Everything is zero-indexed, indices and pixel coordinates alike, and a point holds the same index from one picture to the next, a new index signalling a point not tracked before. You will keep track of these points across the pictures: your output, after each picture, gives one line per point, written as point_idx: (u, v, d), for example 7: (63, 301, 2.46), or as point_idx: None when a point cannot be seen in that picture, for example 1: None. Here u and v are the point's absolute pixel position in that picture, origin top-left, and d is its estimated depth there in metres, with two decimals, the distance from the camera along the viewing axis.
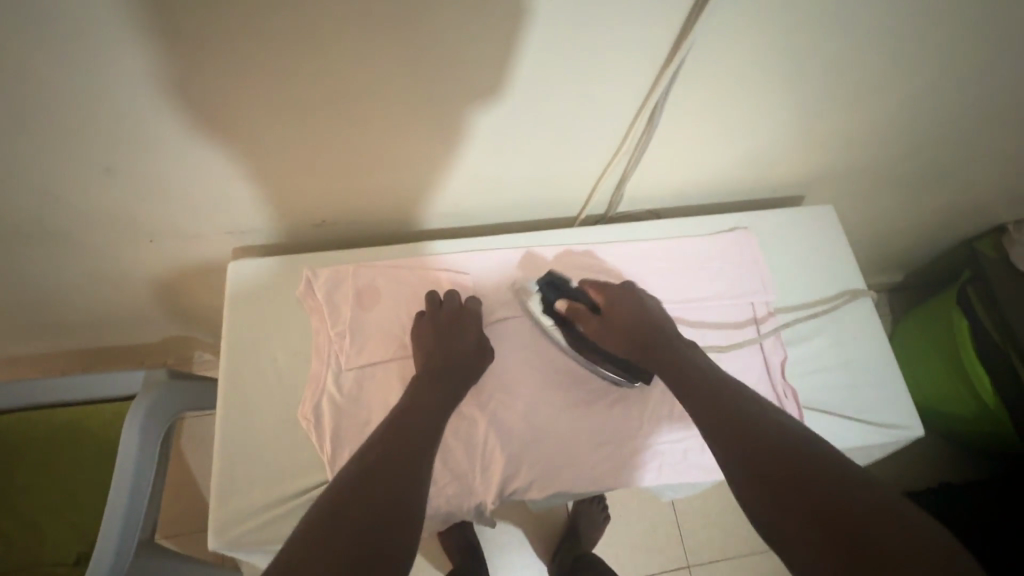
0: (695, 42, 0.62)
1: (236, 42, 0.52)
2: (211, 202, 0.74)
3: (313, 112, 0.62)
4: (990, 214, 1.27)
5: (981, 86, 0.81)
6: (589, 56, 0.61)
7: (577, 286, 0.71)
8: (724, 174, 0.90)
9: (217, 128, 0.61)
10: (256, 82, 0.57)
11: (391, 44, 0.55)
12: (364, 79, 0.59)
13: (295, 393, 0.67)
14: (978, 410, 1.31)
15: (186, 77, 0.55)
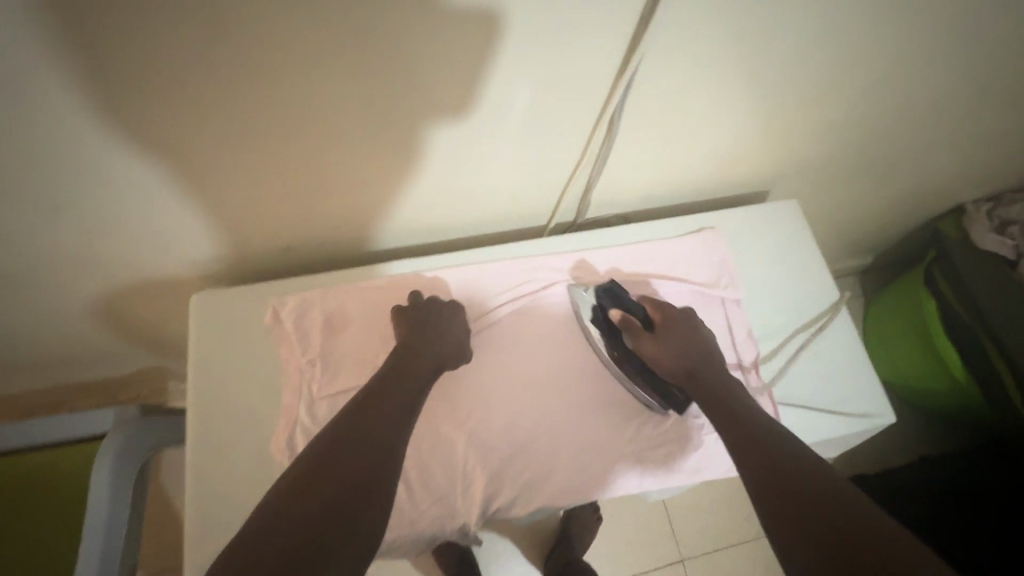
0: (647, 47, 0.62)
1: (193, 70, 0.51)
2: (176, 231, 0.72)
3: (269, 136, 0.61)
4: (950, 197, 1.30)
5: (929, 75, 0.83)
6: (546, 67, 0.61)
7: (634, 300, 0.71)
8: (690, 174, 0.91)
9: (182, 156, 0.60)
10: (220, 109, 0.56)
11: (353, 65, 0.55)
12: (327, 100, 0.58)
13: (261, 431, 0.65)
14: (949, 383, 1.35)
15: (146, 108, 0.54)
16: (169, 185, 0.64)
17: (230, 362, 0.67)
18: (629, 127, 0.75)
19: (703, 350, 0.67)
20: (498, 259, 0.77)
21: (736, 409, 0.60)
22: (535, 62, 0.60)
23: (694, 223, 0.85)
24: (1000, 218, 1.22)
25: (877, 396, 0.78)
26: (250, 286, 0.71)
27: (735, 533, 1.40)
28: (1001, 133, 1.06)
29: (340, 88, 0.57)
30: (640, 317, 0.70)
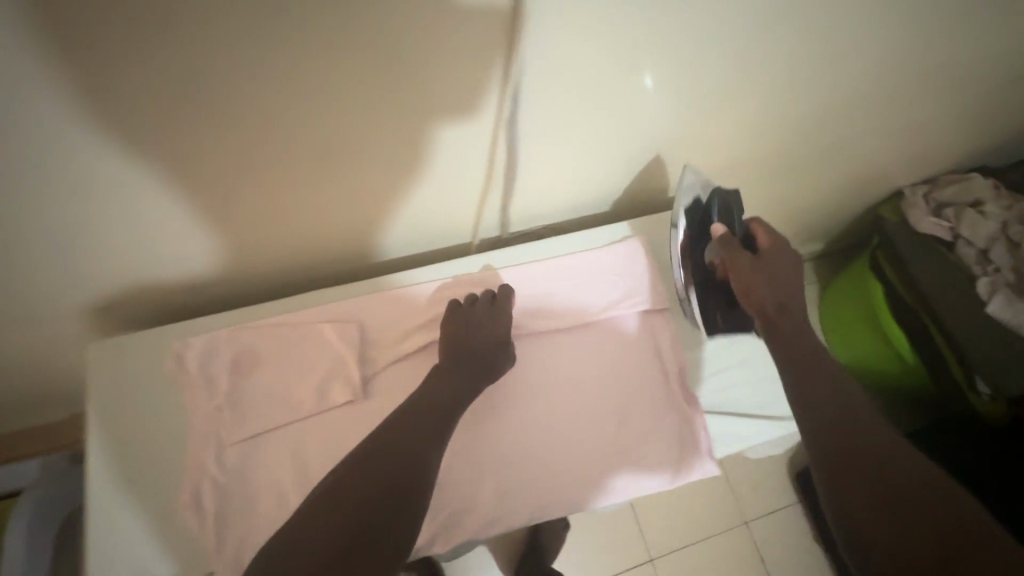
0: (527, 61, 0.57)
1: (166, 102, 0.48)
2: (135, 276, 0.68)
3: (184, 177, 0.56)
4: (889, 181, 1.31)
5: (843, 71, 0.82)
6: (431, 85, 0.56)
7: (744, 222, 0.73)
8: (614, 182, 0.86)
9: (153, 192, 0.57)
10: (205, 140, 0.53)
11: (338, 87, 0.52)
12: (300, 127, 0.55)
13: (168, 486, 0.62)
14: (897, 364, 1.37)
15: (119, 140, 0.50)
16: (132, 224, 0.60)
17: (134, 415, 0.64)
18: (538, 144, 0.71)
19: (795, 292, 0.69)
20: (415, 285, 0.73)
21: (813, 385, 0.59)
22: (412, 86, 0.55)
23: (618, 232, 0.82)
24: (936, 201, 1.24)
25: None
26: (150, 333, 0.67)
27: (703, 529, 1.40)
28: (924, 119, 1.08)
29: (306, 116, 0.54)
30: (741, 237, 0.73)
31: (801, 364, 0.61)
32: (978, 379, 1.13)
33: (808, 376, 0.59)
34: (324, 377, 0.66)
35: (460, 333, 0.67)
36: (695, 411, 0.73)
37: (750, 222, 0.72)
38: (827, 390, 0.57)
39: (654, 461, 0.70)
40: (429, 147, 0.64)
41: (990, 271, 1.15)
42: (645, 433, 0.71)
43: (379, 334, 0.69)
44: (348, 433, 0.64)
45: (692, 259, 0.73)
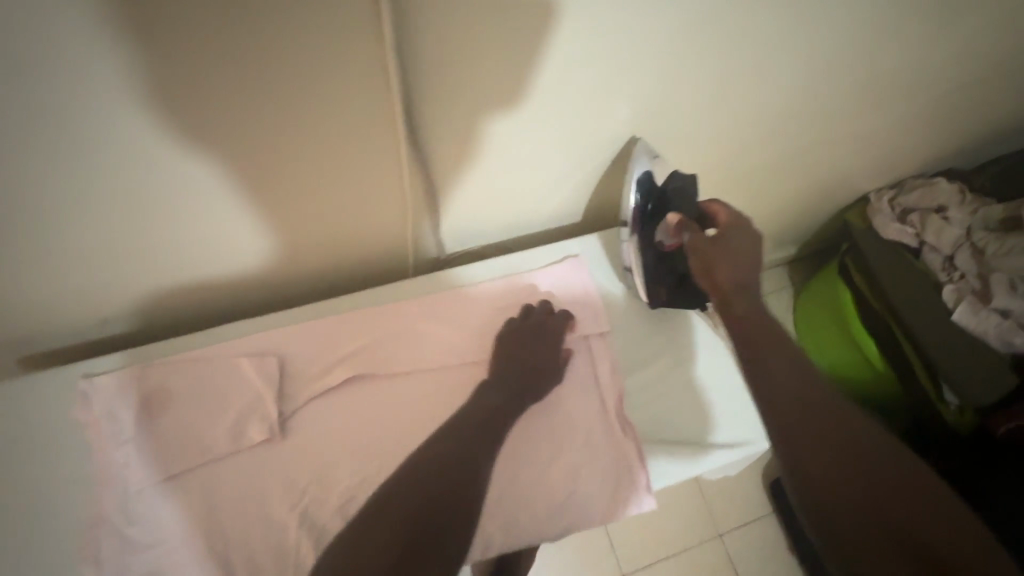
0: (402, 62, 0.50)
1: (141, 109, 0.46)
2: (99, 294, 0.65)
3: (209, 175, 0.55)
4: (855, 186, 1.29)
5: (795, 79, 0.79)
6: (320, 94, 0.51)
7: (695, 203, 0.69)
8: (560, 202, 0.81)
9: (126, 201, 0.55)
10: (186, 151, 0.51)
11: (311, 103, 0.51)
12: (266, 143, 0.54)
13: (67, 538, 0.58)
14: (870, 372, 1.34)
15: (95, 148, 0.48)
16: (99, 236, 0.57)
17: (37, 460, 0.60)
18: (455, 172, 0.66)
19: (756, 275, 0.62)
20: (337, 314, 0.70)
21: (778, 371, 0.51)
22: (298, 104, 0.51)
23: (560, 253, 0.78)
24: (901, 206, 1.22)
25: (745, 422, 0.72)
26: (62, 369, 0.64)
27: (676, 542, 1.32)
28: (884, 120, 1.05)
29: (268, 134, 0.53)
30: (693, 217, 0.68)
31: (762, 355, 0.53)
32: (947, 388, 1.12)
33: (770, 368, 0.51)
34: (239, 414, 0.62)
35: (514, 350, 0.68)
36: (632, 444, 0.67)
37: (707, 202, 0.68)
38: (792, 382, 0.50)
39: (586, 499, 0.65)
40: (451, 146, 0.62)
41: (956, 279, 1.11)
42: (576, 469, 0.66)
43: (301, 367, 0.66)
44: (263, 474, 0.61)
45: (643, 238, 0.71)
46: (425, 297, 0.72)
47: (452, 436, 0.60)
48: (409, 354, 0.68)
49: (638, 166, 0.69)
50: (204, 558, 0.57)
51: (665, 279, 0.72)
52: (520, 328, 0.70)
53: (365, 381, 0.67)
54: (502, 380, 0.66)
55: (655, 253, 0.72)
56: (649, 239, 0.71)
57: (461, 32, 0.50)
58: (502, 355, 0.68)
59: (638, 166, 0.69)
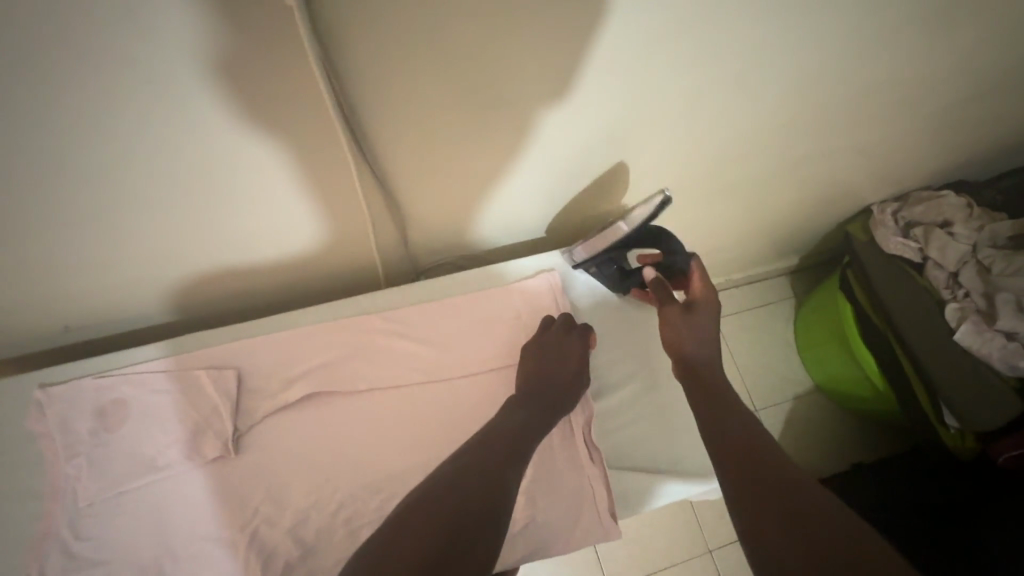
0: (343, 65, 0.49)
1: (58, 102, 0.45)
2: (38, 293, 0.63)
3: (167, 165, 0.54)
4: (857, 197, 1.24)
5: (777, 84, 0.76)
6: (265, 93, 0.49)
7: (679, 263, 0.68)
8: (534, 209, 0.79)
9: (71, 198, 0.53)
10: (118, 146, 0.50)
11: (252, 107, 0.50)
12: (200, 140, 0.52)
13: (15, 549, 0.57)
14: (870, 389, 1.30)
15: (17, 141, 0.47)
16: (31, 232, 0.56)
17: None
18: (409, 177, 0.65)
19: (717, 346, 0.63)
20: (299, 327, 0.68)
21: (725, 418, 0.53)
22: (229, 108, 0.50)
23: (534, 266, 0.76)
24: (905, 219, 1.17)
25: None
26: (19, 375, 0.63)
27: (664, 558, 1.29)
28: (882, 130, 1.01)
29: (201, 132, 0.51)
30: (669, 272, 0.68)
31: (716, 406, 0.55)
32: (946, 411, 1.08)
33: (714, 415, 0.54)
34: (194, 430, 0.61)
35: (535, 361, 0.66)
36: (598, 471, 0.65)
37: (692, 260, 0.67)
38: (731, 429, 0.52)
39: (547, 528, 0.62)
40: (420, 145, 0.61)
41: (960, 297, 1.06)
42: (538, 496, 0.63)
43: (261, 382, 0.65)
44: (215, 491, 0.59)
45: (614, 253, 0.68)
46: (391, 311, 0.70)
47: (495, 436, 0.57)
48: (371, 368, 0.67)
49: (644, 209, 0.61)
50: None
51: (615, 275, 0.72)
52: (542, 340, 0.68)
53: (323, 395, 0.65)
54: (525, 390, 0.63)
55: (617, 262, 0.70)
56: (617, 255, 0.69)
57: (404, 36, 0.48)
58: (525, 366, 0.66)
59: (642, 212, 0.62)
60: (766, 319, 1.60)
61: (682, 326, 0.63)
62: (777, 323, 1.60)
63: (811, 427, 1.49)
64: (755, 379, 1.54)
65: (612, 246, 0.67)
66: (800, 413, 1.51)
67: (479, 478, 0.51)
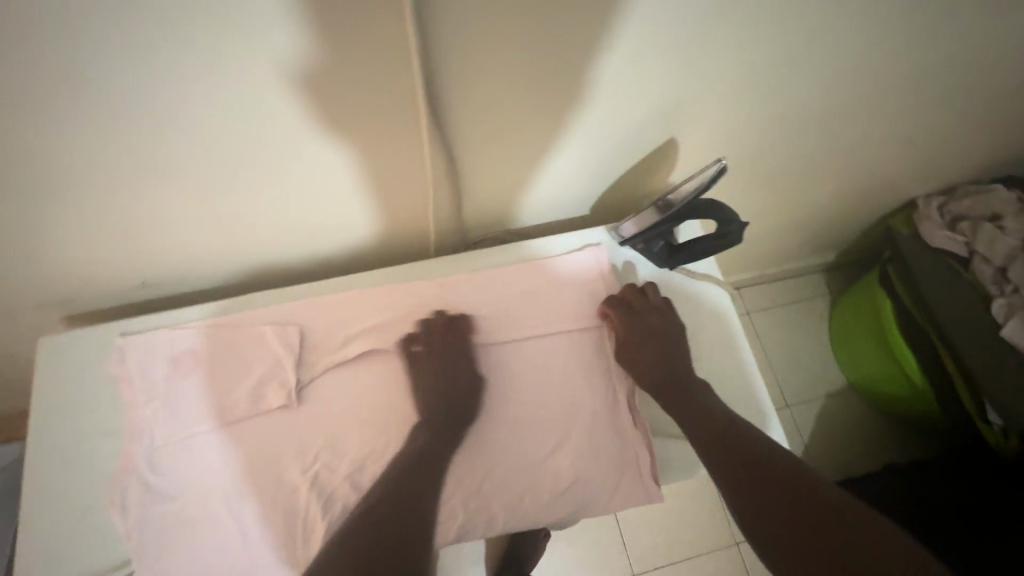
0: (423, 38, 0.51)
1: (163, 67, 0.47)
2: (120, 252, 0.68)
3: (244, 136, 0.57)
4: (902, 191, 1.22)
5: (831, 67, 0.76)
6: (343, 66, 0.51)
7: (728, 239, 0.67)
8: (579, 185, 0.81)
9: (155, 160, 0.57)
10: (208, 109, 0.53)
11: (328, 77, 0.52)
12: (282, 110, 0.55)
13: (101, 481, 0.62)
14: (908, 387, 1.27)
15: (119, 103, 0.50)
16: (116, 193, 0.59)
17: (73, 410, 0.64)
18: (469, 148, 0.67)
19: (665, 356, 0.68)
20: (356, 290, 0.71)
21: (704, 420, 0.62)
22: (316, 80, 0.52)
23: (580, 240, 0.77)
24: (951, 213, 1.16)
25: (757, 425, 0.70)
26: (100, 325, 0.68)
27: (691, 546, 1.30)
28: (933, 120, 1.00)
29: (284, 103, 0.54)
30: (718, 243, 0.68)
31: (698, 415, 0.63)
32: (989, 408, 1.05)
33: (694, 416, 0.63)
34: (259, 381, 0.64)
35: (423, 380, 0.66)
36: (641, 437, 0.67)
37: (742, 233, 0.65)
38: (714, 429, 0.61)
39: (590, 488, 0.65)
40: (483, 117, 0.63)
41: (1008, 292, 1.05)
42: (584, 458, 0.65)
43: (321, 339, 0.68)
44: (281, 437, 0.63)
45: (662, 223, 0.68)
46: (441, 279, 0.73)
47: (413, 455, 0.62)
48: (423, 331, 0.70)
49: (705, 178, 0.61)
50: (221, 512, 0.60)
51: (662, 242, 0.73)
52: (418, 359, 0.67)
53: (378, 354, 0.68)
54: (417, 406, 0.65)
55: (662, 230, 0.70)
56: (664, 225, 0.69)
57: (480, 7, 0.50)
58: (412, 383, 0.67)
59: (702, 180, 0.62)
60: (801, 314, 1.59)
61: (630, 328, 0.69)
62: (812, 319, 1.58)
63: (840, 425, 1.47)
64: (787, 374, 1.53)
65: (663, 214, 0.66)
66: (831, 411, 1.49)
67: (409, 490, 0.60)
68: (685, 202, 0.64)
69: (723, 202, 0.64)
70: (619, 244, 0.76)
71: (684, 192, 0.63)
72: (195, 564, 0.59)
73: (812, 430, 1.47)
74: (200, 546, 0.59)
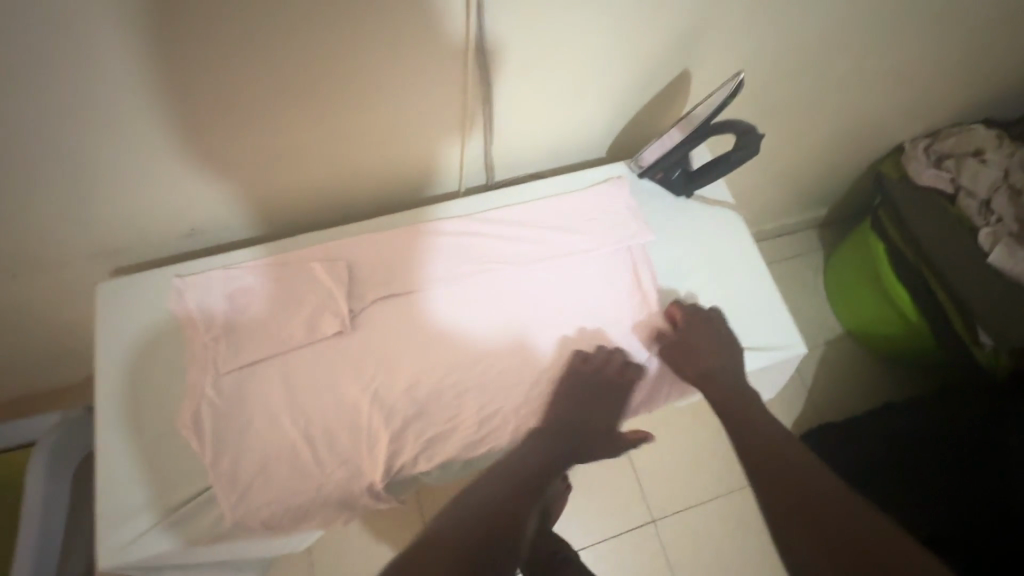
0: None
1: (236, 10, 0.51)
2: (169, 204, 0.71)
3: (282, 81, 0.59)
4: (891, 137, 1.30)
5: (827, 8, 0.82)
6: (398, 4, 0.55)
7: (746, 157, 0.72)
8: (597, 127, 0.86)
9: (194, 111, 0.59)
10: (277, 53, 0.56)
11: (377, 16, 0.56)
12: (333, 52, 0.58)
13: (174, 410, 0.66)
14: (903, 324, 1.35)
15: (164, 50, 0.52)
16: (164, 146, 0.62)
17: (138, 349, 0.68)
18: (501, 90, 0.71)
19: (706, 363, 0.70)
20: (394, 229, 0.75)
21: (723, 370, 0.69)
22: (366, 18, 0.56)
23: (600, 175, 0.83)
24: (936, 153, 1.23)
25: (777, 334, 0.76)
26: (153, 272, 0.71)
27: (707, 490, 1.36)
28: (919, 64, 1.06)
29: (336, 45, 0.57)
30: (736, 161, 0.73)
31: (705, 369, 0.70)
32: (981, 330, 1.12)
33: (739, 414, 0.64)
34: (314, 312, 0.69)
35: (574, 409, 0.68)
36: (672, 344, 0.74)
37: (758, 147, 0.71)
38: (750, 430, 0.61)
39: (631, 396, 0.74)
40: (518, 56, 0.67)
41: (992, 222, 1.12)
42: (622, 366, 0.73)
43: (367, 273, 0.72)
44: (339, 362, 0.67)
45: (680, 148, 0.75)
46: (473, 216, 0.77)
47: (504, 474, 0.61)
48: (461, 260, 0.74)
49: (720, 99, 0.67)
50: (289, 432, 0.64)
51: (682, 168, 0.79)
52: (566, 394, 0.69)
53: (420, 285, 0.72)
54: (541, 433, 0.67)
55: (682, 155, 0.76)
56: (682, 150, 0.75)
57: None
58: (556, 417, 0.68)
59: (716, 102, 0.68)
60: (796, 268, 1.65)
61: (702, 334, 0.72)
62: (807, 272, 1.65)
63: (841, 368, 1.55)
64: None
65: (680, 138, 0.73)
66: (832, 355, 1.56)
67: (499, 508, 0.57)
68: (699, 124, 0.70)
69: (740, 120, 0.70)
70: (638, 177, 0.82)
71: (697, 113, 0.69)
72: (267, 481, 0.62)
73: (814, 375, 1.53)
74: (269, 464, 0.63)
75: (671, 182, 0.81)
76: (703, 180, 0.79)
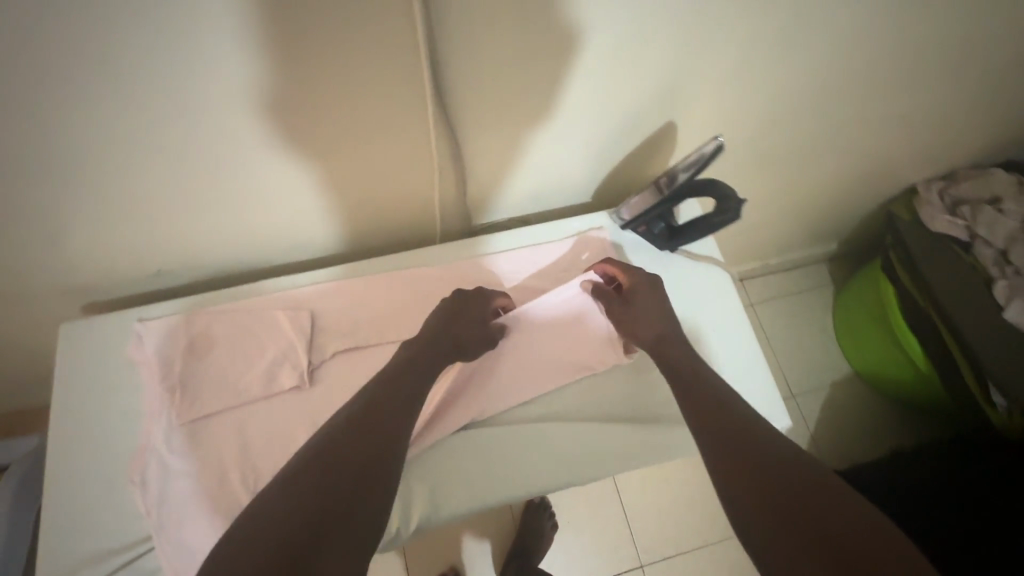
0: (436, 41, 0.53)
1: (170, 71, 0.49)
2: (132, 251, 0.70)
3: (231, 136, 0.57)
4: (903, 176, 1.24)
5: (823, 56, 0.78)
6: (353, 65, 0.54)
7: (727, 218, 0.69)
8: (580, 172, 0.82)
9: (144, 164, 0.58)
10: (222, 110, 0.54)
11: (330, 79, 0.54)
12: (286, 111, 0.56)
13: (125, 461, 0.64)
14: (913, 373, 1.28)
15: (102, 111, 0.51)
16: (118, 197, 0.61)
17: (94, 394, 0.67)
18: (471, 140, 0.68)
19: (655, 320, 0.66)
20: (365, 277, 0.73)
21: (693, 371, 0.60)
22: (319, 79, 0.54)
23: (582, 224, 0.79)
24: (951, 197, 1.16)
25: (760, 401, 0.72)
26: (115, 314, 0.70)
27: (699, 536, 1.31)
28: (927, 107, 1.01)
29: (289, 105, 0.56)
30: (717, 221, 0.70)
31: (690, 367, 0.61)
32: (993, 389, 1.03)
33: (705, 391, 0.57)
34: (273, 363, 0.67)
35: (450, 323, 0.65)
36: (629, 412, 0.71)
37: (740, 212, 0.68)
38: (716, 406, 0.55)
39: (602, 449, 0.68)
40: (486, 110, 0.64)
41: (1009, 273, 1.05)
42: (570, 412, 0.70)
43: (332, 323, 0.70)
44: (295, 416, 0.65)
45: (660, 202, 0.71)
46: (446, 267, 0.74)
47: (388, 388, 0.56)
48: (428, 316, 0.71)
49: (699, 158, 0.63)
50: (236, 490, 0.62)
51: (666, 223, 0.75)
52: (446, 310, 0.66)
53: (385, 338, 0.70)
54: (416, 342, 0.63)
55: (663, 209, 0.72)
56: (662, 204, 0.71)
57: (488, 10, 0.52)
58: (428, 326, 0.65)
59: (698, 160, 0.64)
60: (803, 304, 1.59)
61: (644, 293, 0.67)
62: (814, 308, 1.59)
63: (846, 414, 1.48)
64: (791, 365, 1.53)
65: (661, 191, 0.69)
66: (837, 398, 1.49)
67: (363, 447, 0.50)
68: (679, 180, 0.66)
69: (723, 181, 0.66)
70: (621, 227, 0.79)
71: (678, 170, 0.65)
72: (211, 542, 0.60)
73: (818, 419, 1.47)
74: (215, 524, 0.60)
75: (650, 234, 0.77)
76: (685, 236, 0.76)
